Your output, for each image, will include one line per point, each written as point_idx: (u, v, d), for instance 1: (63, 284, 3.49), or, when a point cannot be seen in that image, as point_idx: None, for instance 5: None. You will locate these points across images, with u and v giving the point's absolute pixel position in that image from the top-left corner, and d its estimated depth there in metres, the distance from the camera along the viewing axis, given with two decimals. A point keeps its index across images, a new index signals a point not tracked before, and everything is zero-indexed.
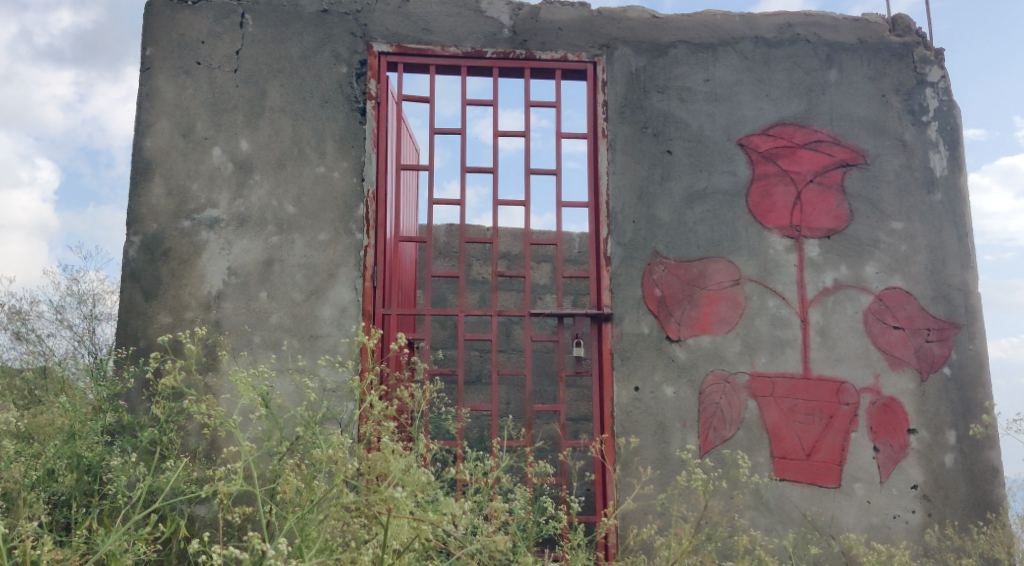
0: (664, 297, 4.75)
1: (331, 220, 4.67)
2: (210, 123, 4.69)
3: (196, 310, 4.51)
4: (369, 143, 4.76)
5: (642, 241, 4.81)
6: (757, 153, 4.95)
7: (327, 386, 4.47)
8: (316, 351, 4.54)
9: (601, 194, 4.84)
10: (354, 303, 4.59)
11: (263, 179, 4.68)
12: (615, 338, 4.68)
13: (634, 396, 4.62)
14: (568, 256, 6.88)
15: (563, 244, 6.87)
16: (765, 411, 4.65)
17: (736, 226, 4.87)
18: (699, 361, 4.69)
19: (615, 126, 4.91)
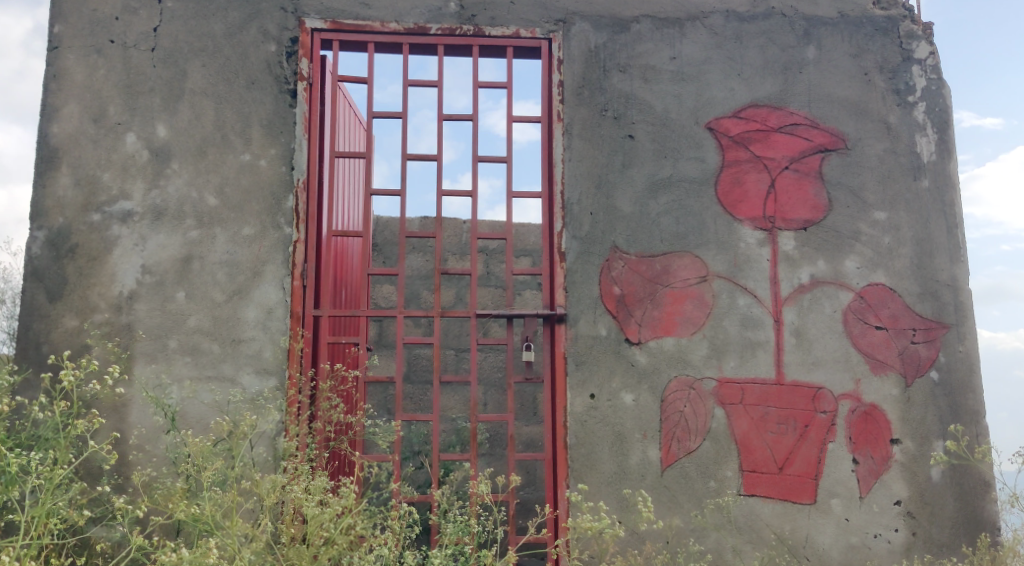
0: (624, 295, 4.33)
1: (257, 213, 4.25)
2: (124, 107, 4.28)
3: (106, 312, 4.11)
4: (300, 129, 4.33)
5: (600, 235, 4.38)
6: (728, 138, 4.52)
7: (250, 396, 4.06)
8: (238, 357, 4.11)
9: (556, 183, 4.42)
10: (281, 304, 4.17)
11: (181, 168, 4.26)
12: (570, 341, 4.26)
13: (589, 404, 4.20)
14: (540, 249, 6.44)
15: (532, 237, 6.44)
16: (734, 420, 4.23)
17: (704, 217, 4.44)
18: (662, 366, 4.27)
19: (572, 109, 4.49)
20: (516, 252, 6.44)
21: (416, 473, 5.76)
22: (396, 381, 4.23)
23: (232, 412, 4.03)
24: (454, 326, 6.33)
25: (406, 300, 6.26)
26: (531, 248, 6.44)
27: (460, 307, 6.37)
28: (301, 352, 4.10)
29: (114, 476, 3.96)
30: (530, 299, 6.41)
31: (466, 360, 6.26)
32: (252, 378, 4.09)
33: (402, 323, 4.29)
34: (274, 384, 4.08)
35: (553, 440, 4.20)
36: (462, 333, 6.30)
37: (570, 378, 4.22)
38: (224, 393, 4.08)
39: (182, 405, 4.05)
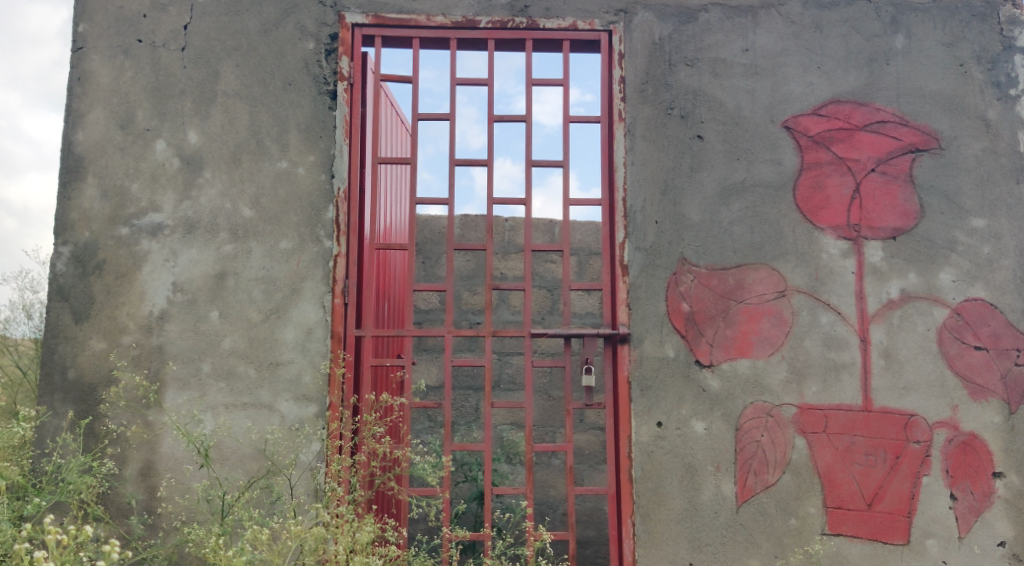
0: (693, 313, 3.95)
1: (295, 225, 3.93)
2: (153, 111, 3.98)
3: (135, 333, 3.83)
4: (340, 133, 4.00)
5: (666, 246, 4.01)
6: (807, 138, 4.11)
7: (288, 424, 3.77)
8: (276, 382, 3.82)
9: (617, 189, 4.05)
10: (321, 324, 3.86)
11: (214, 178, 3.95)
12: (634, 364, 3.90)
13: (656, 434, 3.86)
14: (592, 248, 6.04)
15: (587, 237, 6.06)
16: (816, 451, 3.85)
17: (781, 226, 4.04)
18: (736, 391, 3.90)
19: (635, 107, 4.11)
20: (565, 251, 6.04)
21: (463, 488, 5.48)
22: (445, 409, 3.90)
23: (271, 444, 3.74)
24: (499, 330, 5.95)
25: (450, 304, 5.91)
26: (579, 246, 6.04)
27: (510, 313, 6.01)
28: (343, 377, 3.80)
29: (144, 512, 3.70)
30: (580, 302, 6.01)
31: (513, 364, 5.92)
32: (291, 406, 3.79)
33: (451, 345, 3.96)
34: (315, 412, 3.79)
35: (616, 473, 3.87)
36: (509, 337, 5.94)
37: (634, 405, 3.88)
38: (262, 422, 3.78)
39: (217, 435, 3.76)
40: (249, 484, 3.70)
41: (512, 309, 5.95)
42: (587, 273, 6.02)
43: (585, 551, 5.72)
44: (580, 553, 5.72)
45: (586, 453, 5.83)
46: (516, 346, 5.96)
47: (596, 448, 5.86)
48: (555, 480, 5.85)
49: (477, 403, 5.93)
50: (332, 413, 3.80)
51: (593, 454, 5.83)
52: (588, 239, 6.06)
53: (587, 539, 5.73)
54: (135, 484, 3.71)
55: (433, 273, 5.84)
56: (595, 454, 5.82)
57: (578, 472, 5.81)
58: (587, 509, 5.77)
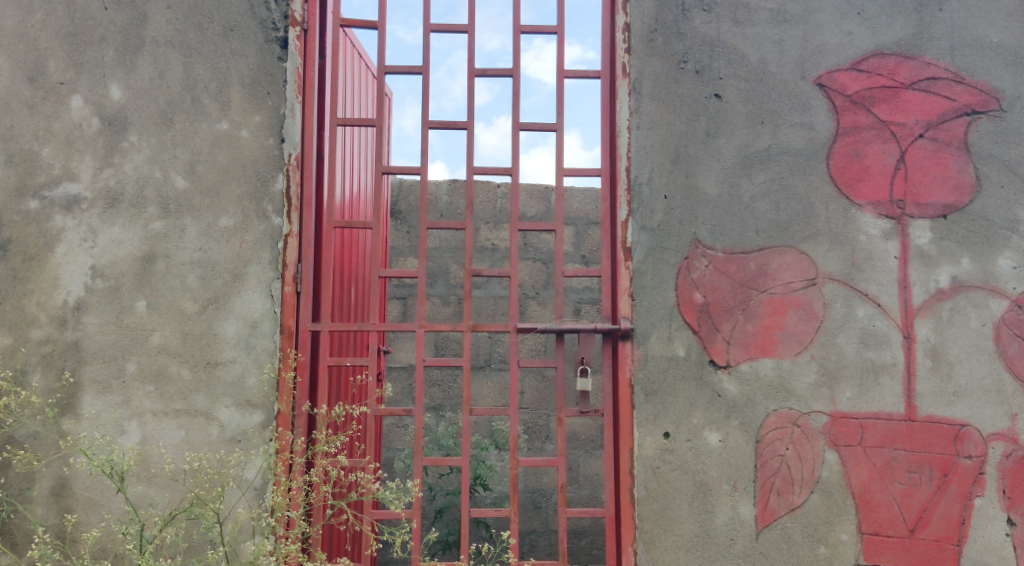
0: (707, 304, 3.37)
1: (237, 198, 3.32)
2: (67, 61, 3.34)
3: (47, 327, 3.23)
4: (292, 89, 3.36)
5: (676, 225, 3.41)
6: (844, 98, 3.48)
7: (229, 437, 3.20)
8: (215, 385, 3.23)
9: (620, 158, 3.44)
10: (267, 316, 3.27)
11: (141, 141, 3.33)
12: (637, 365, 3.33)
13: (663, 447, 3.29)
14: (591, 217, 5.43)
15: (587, 205, 5.45)
16: (850, 468, 3.28)
17: (812, 201, 3.43)
18: (757, 396, 3.32)
19: (642, 60, 3.47)
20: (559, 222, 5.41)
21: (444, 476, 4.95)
22: (417, 415, 3.33)
23: (194, 466, 3.16)
24: (487, 305, 5.32)
25: (433, 278, 5.28)
26: (574, 215, 5.41)
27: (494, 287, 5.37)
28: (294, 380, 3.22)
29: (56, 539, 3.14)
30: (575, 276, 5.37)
31: (505, 343, 5.34)
32: (232, 414, 3.21)
33: (423, 342, 3.36)
34: (260, 420, 3.21)
35: (616, 491, 3.31)
36: (499, 312, 5.32)
37: (637, 414, 3.30)
38: (198, 433, 3.21)
39: (142, 448, 3.19)
40: (177, 510, 3.13)
41: (503, 284, 5.32)
42: (584, 245, 5.40)
43: (580, 543, 5.19)
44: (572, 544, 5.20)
45: (582, 438, 5.26)
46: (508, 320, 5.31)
47: (593, 434, 5.30)
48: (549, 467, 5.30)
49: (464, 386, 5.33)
50: (280, 423, 3.22)
51: (589, 440, 5.27)
52: (587, 208, 5.45)
53: (581, 529, 5.20)
54: (45, 507, 3.14)
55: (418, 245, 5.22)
56: (592, 440, 5.26)
57: (573, 458, 5.24)
58: (578, 497, 5.24)
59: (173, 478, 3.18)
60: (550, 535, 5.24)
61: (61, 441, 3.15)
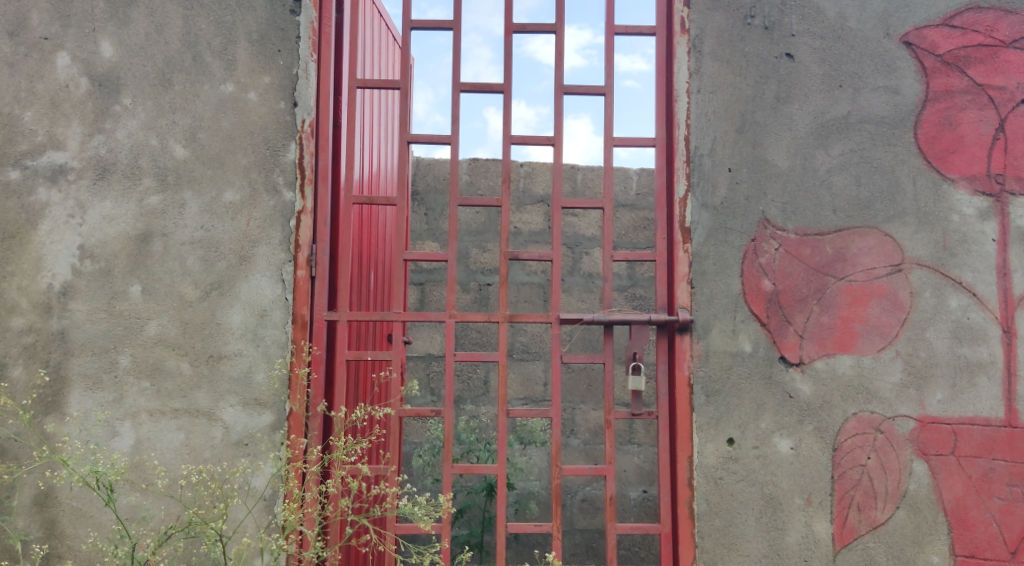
0: (777, 293, 2.96)
1: (244, 169, 2.93)
2: (52, 13, 2.95)
3: (30, 314, 2.86)
4: (306, 46, 2.96)
5: (742, 203, 2.99)
6: (935, 58, 3.05)
7: (235, 441, 2.82)
8: (219, 381, 2.85)
9: (678, 126, 3.02)
10: (277, 304, 2.88)
11: (135, 104, 2.93)
12: (697, 362, 2.92)
13: (727, 455, 2.89)
14: (620, 199, 4.88)
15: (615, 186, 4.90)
16: (941, 480, 2.87)
17: (898, 176, 3.01)
18: (834, 398, 2.91)
19: (703, 15, 3.05)
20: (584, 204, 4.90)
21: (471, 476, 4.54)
22: (446, 417, 2.94)
23: (193, 478, 2.78)
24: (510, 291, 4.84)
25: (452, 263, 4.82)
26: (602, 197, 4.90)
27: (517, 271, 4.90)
28: (307, 378, 2.84)
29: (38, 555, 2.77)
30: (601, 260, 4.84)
31: (526, 332, 4.84)
32: (238, 414, 2.83)
33: (453, 334, 2.97)
34: (270, 422, 2.83)
35: (672, 505, 2.91)
36: (523, 299, 4.86)
37: (697, 417, 2.90)
38: (200, 436, 2.83)
39: (136, 453, 2.81)
40: (173, 529, 2.76)
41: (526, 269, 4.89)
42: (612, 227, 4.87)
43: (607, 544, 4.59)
44: (598, 545, 4.57)
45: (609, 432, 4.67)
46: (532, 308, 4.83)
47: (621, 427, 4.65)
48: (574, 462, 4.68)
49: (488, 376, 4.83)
50: (293, 427, 2.83)
51: None
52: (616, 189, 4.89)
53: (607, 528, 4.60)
54: (26, 519, 2.78)
55: (438, 228, 4.77)
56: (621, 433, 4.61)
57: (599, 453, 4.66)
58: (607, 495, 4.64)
59: (171, 488, 2.80)
60: (575, 535, 4.59)
61: (38, 449, 2.77)
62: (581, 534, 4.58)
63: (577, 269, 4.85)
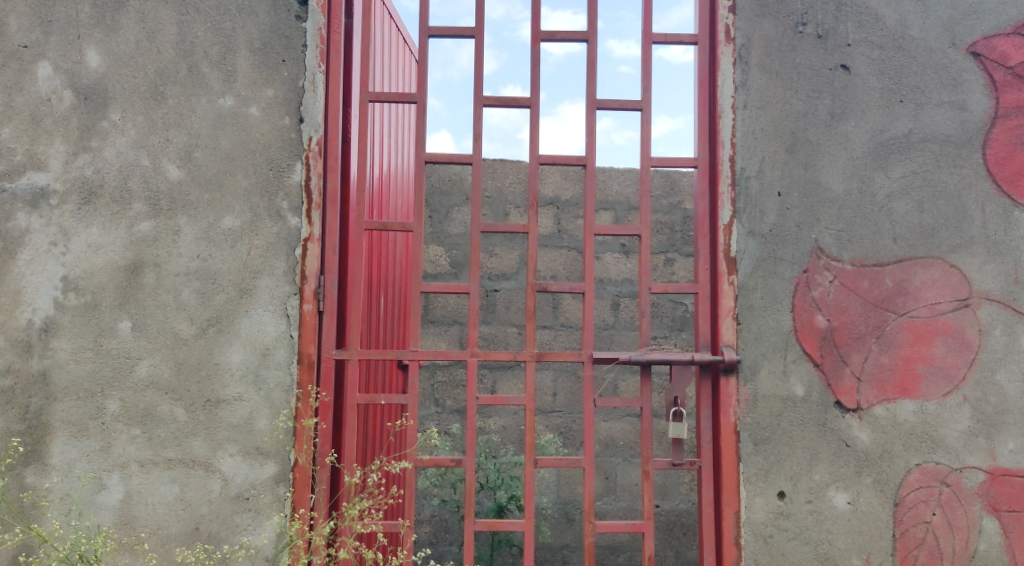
0: (832, 330, 2.69)
1: (244, 193, 2.65)
2: (32, 18, 2.66)
3: (9, 355, 2.58)
4: (313, 55, 2.68)
5: (794, 231, 2.72)
6: (1006, 70, 2.77)
7: (235, 497, 2.56)
8: (217, 428, 2.58)
9: (723, 145, 2.74)
10: (281, 342, 2.61)
11: (124, 120, 2.65)
12: (744, 408, 2.66)
13: (778, 510, 2.63)
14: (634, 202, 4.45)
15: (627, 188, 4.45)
16: (1014, 539, 2.64)
17: (964, 202, 2.74)
18: (895, 447, 2.66)
19: (750, 22, 2.77)
20: (597, 209, 4.44)
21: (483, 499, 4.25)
22: (469, 466, 2.67)
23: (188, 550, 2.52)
24: (517, 298, 4.34)
25: (457, 268, 4.33)
26: (614, 200, 4.45)
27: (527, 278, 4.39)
28: (314, 426, 2.57)
29: None
30: (613, 266, 4.37)
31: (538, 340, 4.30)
32: (238, 465, 2.57)
33: (475, 375, 2.70)
34: (273, 473, 2.57)
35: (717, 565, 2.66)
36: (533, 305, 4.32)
37: (744, 468, 2.64)
38: (196, 489, 2.56)
39: (125, 508, 2.55)
40: None
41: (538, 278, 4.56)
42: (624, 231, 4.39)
43: (617, 560, 4.23)
44: (609, 562, 4.23)
45: (620, 445, 4.28)
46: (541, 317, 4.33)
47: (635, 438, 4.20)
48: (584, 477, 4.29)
49: (495, 384, 4.24)
50: (299, 485, 2.56)
51: None
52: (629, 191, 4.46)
53: (619, 544, 4.24)
54: None
55: (443, 231, 4.35)
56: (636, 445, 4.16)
57: (609, 467, 4.27)
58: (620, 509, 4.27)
59: (165, 549, 2.54)
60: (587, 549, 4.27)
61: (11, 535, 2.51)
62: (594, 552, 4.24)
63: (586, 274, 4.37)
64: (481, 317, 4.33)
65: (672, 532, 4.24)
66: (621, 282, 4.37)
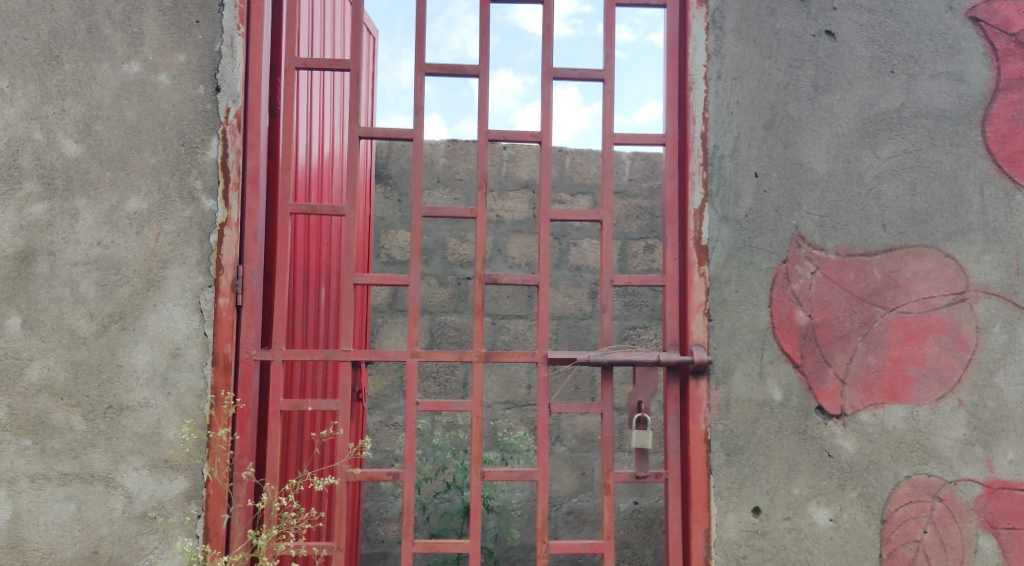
0: (814, 327, 2.41)
1: (152, 172, 2.34)
2: None
3: None
4: (231, 16, 2.37)
5: (772, 216, 2.43)
6: (1008, 38, 2.49)
7: (140, 516, 2.26)
8: (120, 438, 2.27)
9: (694, 120, 2.44)
10: (194, 341, 2.31)
11: (15, 88, 2.33)
12: (716, 414, 2.38)
13: (752, 528, 2.36)
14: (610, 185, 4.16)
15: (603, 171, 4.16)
16: (1013, 559, 2.38)
17: (962, 184, 2.46)
18: (883, 456, 2.39)
19: None
20: (571, 193, 4.14)
21: (453, 496, 3.97)
22: (408, 481, 2.38)
23: None
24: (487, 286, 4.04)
25: (426, 255, 4.03)
26: (592, 184, 4.14)
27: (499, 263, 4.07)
28: (230, 436, 2.28)
29: None
30: (591, 253, 4.07)
31: (511, 330, 3.99)
32: (143, 480, 2.26)
33: (416, 378, 2.40)
34: (184, 489, 2.27)
35: None
36: (505, 293, 4.00)
37: (715, 481, 2.36)
38: (95, 508, 2.26)
39: (15, 529, 2.24)
40: None
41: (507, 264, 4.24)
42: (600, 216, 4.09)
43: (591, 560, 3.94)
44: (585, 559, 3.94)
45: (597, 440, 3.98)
46: (515, 305, 4.02)
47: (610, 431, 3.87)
48: (557, 471, 3.99)
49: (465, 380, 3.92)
50: (213, 504, 2.26)
51: None
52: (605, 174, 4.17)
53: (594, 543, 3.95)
54: None
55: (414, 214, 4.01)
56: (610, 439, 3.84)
57: (586, 463, 3.97)
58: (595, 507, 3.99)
59: None
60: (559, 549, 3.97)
61: None
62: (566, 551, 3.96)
63: (563, 261, 4.07)
64: (453, 306, 3.99)
65: (650, 529, 3.96)
66: None
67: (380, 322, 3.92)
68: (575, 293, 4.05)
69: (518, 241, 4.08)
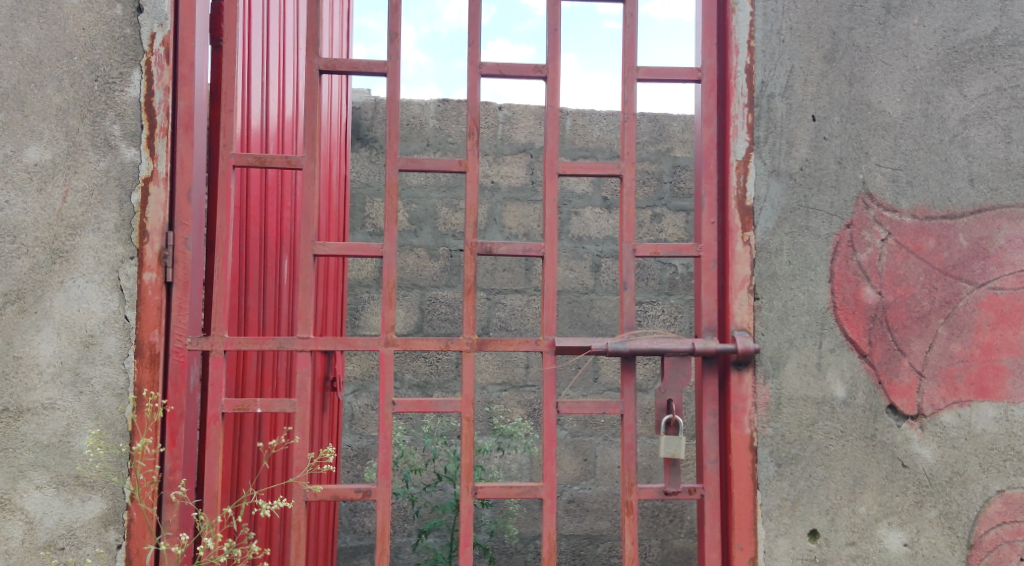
0: (885, 307, 1.94)
1: (56, 113, 1.85)
2: None
3: None
4: None
5: (833, 168, 1.96)
6: None
7: (44, 546, 1.80)
8: (18, 448, 1.81)
9: (736, 52, 1.96)
10: (111, 327, 1.84)
11: None
12: (763, 414, 1.92)
13: (808, 556, 1.91)
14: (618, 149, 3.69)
15: (609, 132, 3.68)
16: None
17: None
18: (970, 467, 1.94)
19: None
20: (573, 157, 3.66)
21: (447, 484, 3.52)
22: (382, 501, 1.91)
23: None
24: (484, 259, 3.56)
25: (417, 225, 3.54)
26: (596, 147, 3.67)
27: (493, 233, 3.60)
28: (157, 449, 1.82)
29: None
30: (593, 223, 3.61)
31: (508, 306, 3.53)
32: (47, 502, 1.81)
33: (391, 371, 1.94)
34: (100, 513, 1.81)
35: None
36: (501, 266, 3.54)
37: (763, 499, 1.91)
38: None
39: None
40: None
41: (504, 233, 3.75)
42: (606, 181, 3.62)
43: (596, 551, 3.53)
44: (587, 553, 3.53)
45: (601, 423, 3.53)
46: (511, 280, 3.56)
47: None
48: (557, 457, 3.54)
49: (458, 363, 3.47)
50: (137, 535, 1.81)
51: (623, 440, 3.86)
52: (612, 136, 3.69)
53: (599, 533, 3.53)
54: None
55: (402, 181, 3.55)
56: None
57: (588, 448, 3.52)
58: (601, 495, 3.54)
59: None
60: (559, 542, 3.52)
61: None
62: (568, 542, 3.52)
63: (563, 232, 3.60)
64: (445, 279, 3.53)
65: (657, 518, 3.57)
66: (604, 242, 3.61)
67: (361, 299, 3.44)
68: (578, 267, 3.58)
69: (515, 209, 3.60)
